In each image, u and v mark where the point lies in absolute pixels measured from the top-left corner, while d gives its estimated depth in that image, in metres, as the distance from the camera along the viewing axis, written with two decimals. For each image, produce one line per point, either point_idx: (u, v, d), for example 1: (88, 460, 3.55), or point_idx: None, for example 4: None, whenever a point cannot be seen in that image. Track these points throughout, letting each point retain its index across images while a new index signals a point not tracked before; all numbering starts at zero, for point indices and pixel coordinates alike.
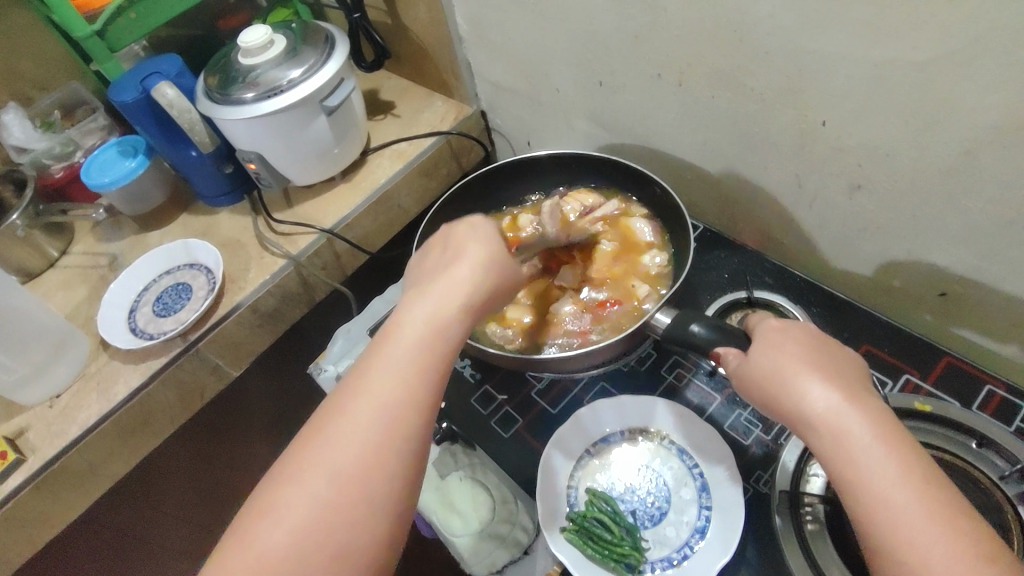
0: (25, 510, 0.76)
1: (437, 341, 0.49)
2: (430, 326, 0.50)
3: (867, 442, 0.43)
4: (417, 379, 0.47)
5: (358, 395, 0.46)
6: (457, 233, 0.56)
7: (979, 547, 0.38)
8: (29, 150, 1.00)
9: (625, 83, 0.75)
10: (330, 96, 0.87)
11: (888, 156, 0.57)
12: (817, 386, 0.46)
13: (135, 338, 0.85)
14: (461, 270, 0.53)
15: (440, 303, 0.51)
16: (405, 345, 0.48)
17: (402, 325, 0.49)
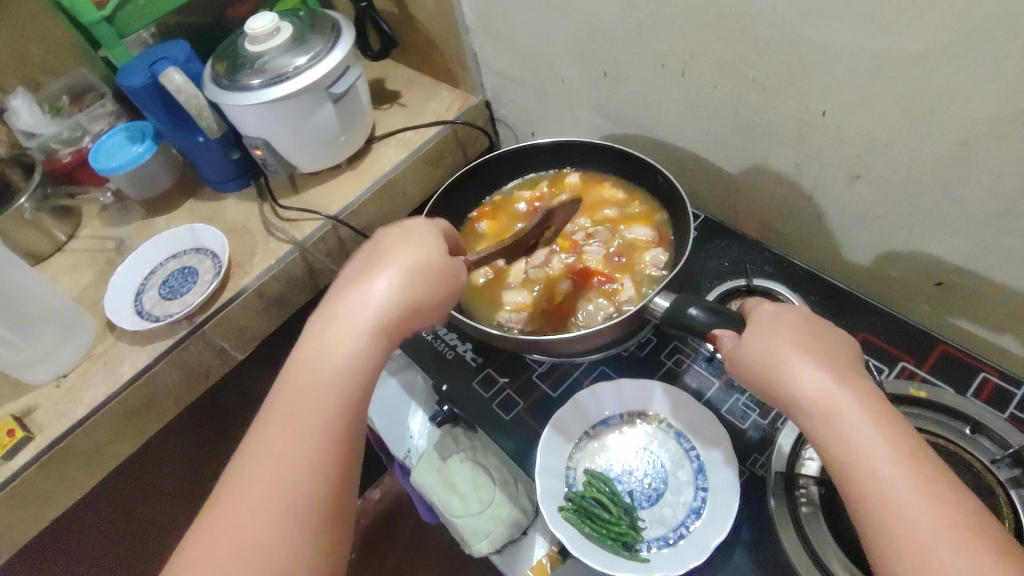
0: (32, 488, 0.78)
1: (351, 367, 0.50)
2: (352, 345, 0.51)
3: (858, 420, 0.44)
4: (334, 393, 0.49)
5: (280, 415, 0.48)
6: (381, 246, 0.57)
7: (968, 519, 0.39)
8: (37, 135, 1.01)
9: (629, 74, 0.76)
10: (337, 83, 0.87)
11: (886, 146, 0.58)
12: (808, 369, 0.47)
13: (142, 320, 0.86)
14: (391, 283, 0.53)
15: (359, 322, 0.52)
16: (325, 364, 0.50)
17: (324, 345, 0.51)
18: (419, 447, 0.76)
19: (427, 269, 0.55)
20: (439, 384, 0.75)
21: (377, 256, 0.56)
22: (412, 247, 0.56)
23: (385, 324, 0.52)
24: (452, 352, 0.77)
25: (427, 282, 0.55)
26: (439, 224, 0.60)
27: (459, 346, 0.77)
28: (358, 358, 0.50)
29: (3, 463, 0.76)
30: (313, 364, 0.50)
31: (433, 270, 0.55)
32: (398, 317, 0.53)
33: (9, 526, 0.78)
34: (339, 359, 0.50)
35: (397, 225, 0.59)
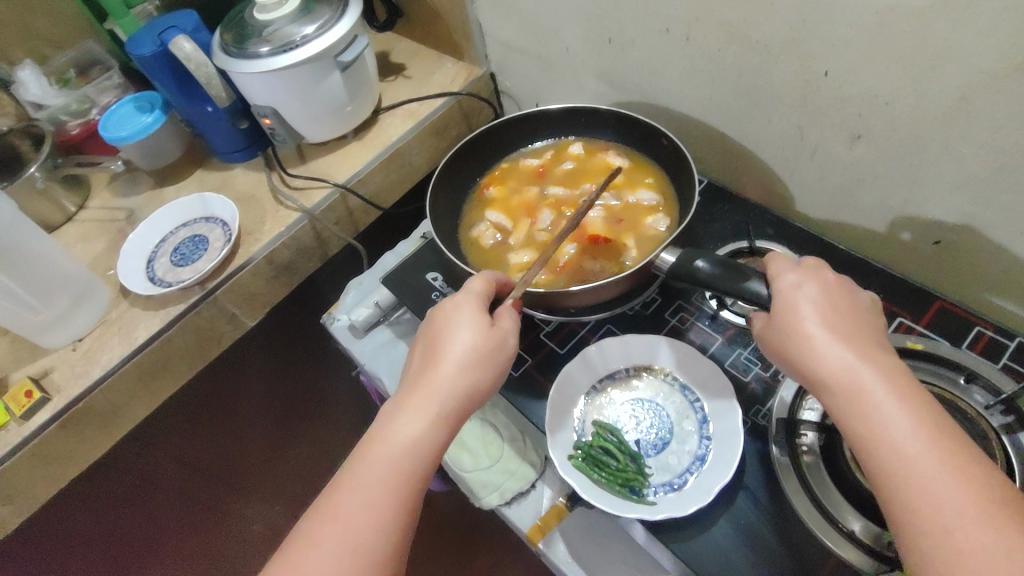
0: (51, 448, 0.79)
1: (412, 453, 0.52)
2: (412, 434, 0.52)
3: (886, 400, 0.45)
4: (396, 482, 0.50)
5: (343, 494, 0.50)
6: (435, 329, 0.59)
7: (991, 493, 0.41)
8: (45, 107, 1.02)
9: (634, 40, 0.77)
10: (345, 52, 0.88)
11: (887, 104, 0.60)
12: (834, 347, 0.49)
13: (154, 286, 0.88)
14: (449, 368, 0.55)
15: (419, 409, 0.53)
16: (387, 451, 0.52)
17: (386, 432, 0.53)
18: None
19: (482, 350, 0.56)
20: None
21: (433, 339, 0.58)
22: (467, 327, 0.57)
23: (444, 408, 0.54)
24: None
25: (483, 365, 0.56)
26: (482, 289, 0.61)
27: None
28: (420, 445, 0.52)
29: (24, 424, 0.78)
30: (379, 448, 0.52)
31: (491, 353, 0.57)
32: (455, 399, 0.54)
33: (29, 485, 0.80)
34: (402, 445, 0.52)
35: (449, 299, 0.61)
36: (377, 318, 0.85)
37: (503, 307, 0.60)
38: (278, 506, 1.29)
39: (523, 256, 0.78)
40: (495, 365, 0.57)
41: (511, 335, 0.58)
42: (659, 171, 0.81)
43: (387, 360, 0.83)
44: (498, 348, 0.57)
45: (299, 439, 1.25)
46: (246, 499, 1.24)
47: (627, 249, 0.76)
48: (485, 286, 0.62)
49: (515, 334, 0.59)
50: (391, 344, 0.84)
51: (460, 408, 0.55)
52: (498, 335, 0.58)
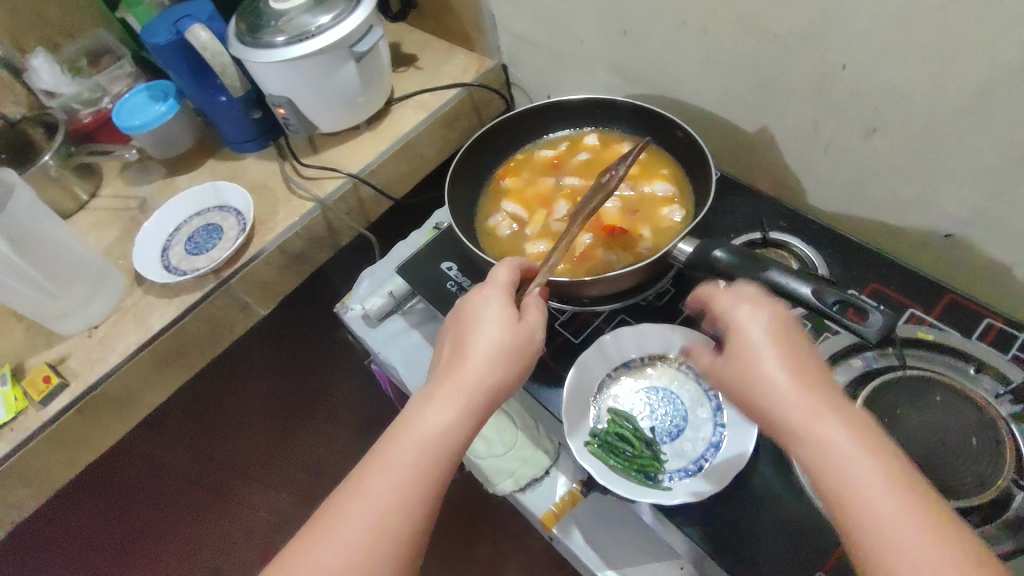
0: (69, 434, 0.80)
1: (441, 441, 0.52)
2: (442, 422, 0.53)
3: (846, 446, 0.42)
4: (423, 472, 0.50)
5: (370, 479, 0.50)
6: (465, 321, 0.59)
7: (971, 557, 0.37)
8: (57, 95, 1.03)
9: (650, 32, 0.77)
10: (360, 42, 0.89)
11: (903, 98, 0.61)
12: (793, 394, 0.45)
13: (169, 274, 0.89)
14: (479, 360, 0.55)
15: (450, 398, 0.54)
16: (417, 438, 0.52)
17: (416, 420, 0.53)
18: None
19: (511, 343, 0.57)
20: None
21: (463, 331, 0.58)
22: (496, 320, 0.58)
23: (473, 401, 0.54)
24: None
25: (514, 357, 0.57)
26: (510, 281, 0.61)
27: None
28: (448, 437, 0.52)
29: (42, 409, 0.79)
30: (406, 436, 0.52)
31: (519, 348, 0.57)
32: (483, 393, 0.55)
33: (47, 470, 0.80)
34: (431, 432, 0.52)
35: (477, 291, 0.61)
36: (391, 308, 0.86)
37: (530, 299, 0.61)
38: (283, 494, 1.31)
39: (540, 246, 0.79)
40: (522, 360, 0.57)
41: (538, 328, 0.59)
42: (673, 162, 0.81)
43: (400, 348, 0.84)
44: (525, 343, 0.58)
45: (305, 429, 1.25)
46: (255, 487, 1.24)
47: (642, 239, 0.77)
48: (511, 278, 0.62)
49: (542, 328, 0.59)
50: (404, 334, 0.85)
51: (488, 402, 0.55)
52: (525, 330, 0.58)
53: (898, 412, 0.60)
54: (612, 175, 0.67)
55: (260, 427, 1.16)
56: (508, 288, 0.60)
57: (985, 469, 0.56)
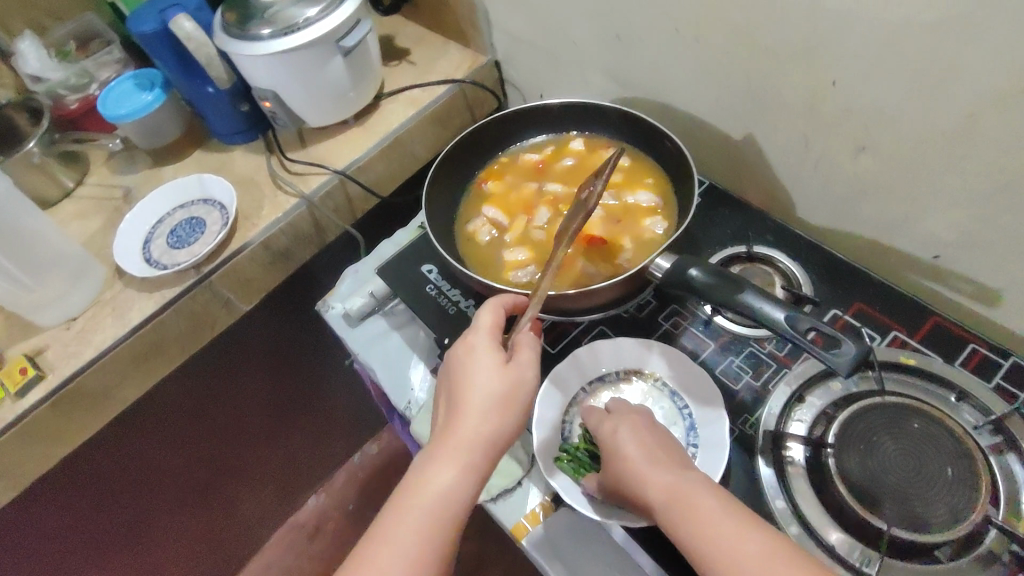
0: (43, 427, 0.80)
1: (447, 507, 0.52)
2: (447, 487, 0.52)
3: (707, 502, 0.49)
4: (433, 534, 0.51)
5: (380, 548, 0.50)
6: (455, 373, 0.59)
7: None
8: (44, 80, 1.01)
9: (641, 38, 0.75)
10: (347, 37, 0.87)
11: (893, 117, 0.59)
12: (645, 463, 0.54)
13: (150, 268, 0.88)
14: (476, 414, 0.55)
15: (452, 461, 0.53)
16: (422, 506, 0.52)
17: (420, 487, 0.53)
18: (420, 399, 0.78)
19: (506, 393, 0.57)
20: (442, 337, 0.75)
21: (455, 385, 0.58)
22: (488, 369, 0.57)
23: (475, 457, 0.54)
24: (455, 306, 0.77)
25: (511, 408, 0.56)
26: (491, 323, 0.61)
27: (462, 303, 0.77)
28: (454, 495, 0.52)
29: (16, 401, 0.79)
30: (413, 500, 0.52)
31: (514, 396, 0.57)
32: (484, 448, 0.55)
33: (21, 463, 0.80)
34: (436, 498, 0.52)
35: (464, 338, 0.60)
36: (372, 308, 0.85)
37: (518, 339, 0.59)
38: (267, 488, 1.32)
39: (518, 253, 0.78)
40: (519, 407, 0.57)
41: (529, 370, 0.58)
42: (660, 171, 0.80)
43: (378, 349, 0.82)
44: (520, 387, 0.57)
45: (289, 425, 1.25)
46: (241, 484, 1.25)
47: (622, 251, 0.76)
48: (497, 320, 0.62)
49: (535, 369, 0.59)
50: (384, 335, 0.83)
51: (490, 455, 0.55)
52: (519, 376, 0.58)
53: (874, 437, 0.58)
54: (590, 190, 0.65)
55: (243, 424, 1.15)
56: (494, 332, 0.60)
57: (958, 503, 0.54)
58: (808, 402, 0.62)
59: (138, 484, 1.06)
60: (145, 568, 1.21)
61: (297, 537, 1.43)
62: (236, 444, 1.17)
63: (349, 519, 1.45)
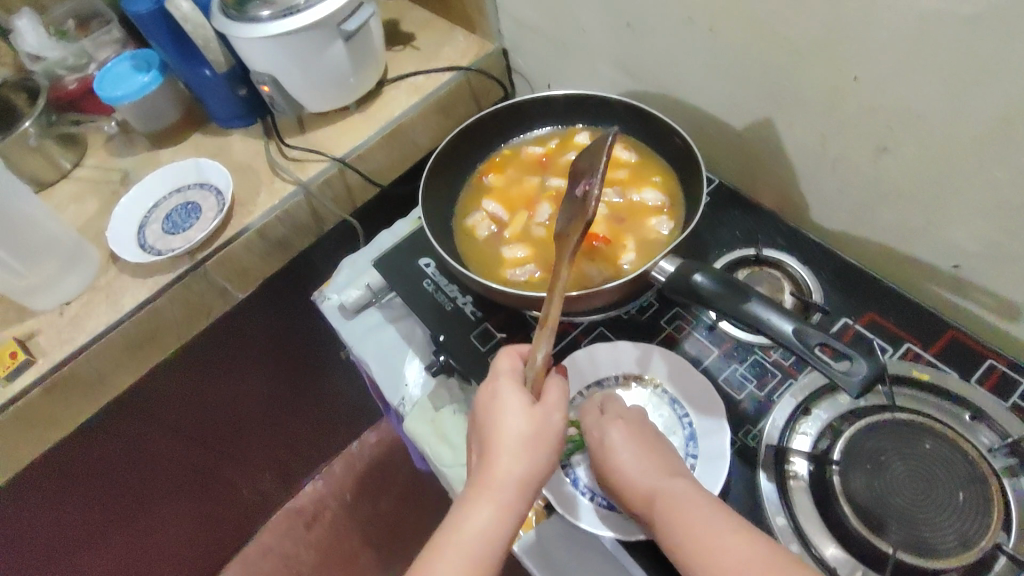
0: (35, 412, 0.79)
1: (480, 562, 0.49)
2: (479, 541, 0.50)
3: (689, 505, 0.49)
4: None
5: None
6: (482, 415, 0.56)
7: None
8: (42, 59, 0.99)
9: (654, 27, 0.72)
10: (349, 20, 0.84)
11: (919, 118, 0.55)
12: (631, 462, 0.54)
13: (144, 254, 0.86)
14: (511, 459, 0.52)
15: (484, 513, 0.51)
16: (454, 564, 0.49)
17: (452, 543, 0.50)
18: (414, 395, 0.76)
19: (536, 436, 0.53)
20: (436, 334, 0.73)
21: (483, 429, 0.55)
22: (517, 411, 0.54)
23: (512, 500, 0.52)
24: (452, 303, 0.75)
25: (542, 452, 0.53)
26: (513, 367, 0.58)
27: (459, 299, 0.75)
28: (495, 539, 0.50)
29: (7, 386, 0.77)
30: (453, 545, 0.50)
31: (547, 436, 0.54)
32: (521, 490, 0.52)
33: (12, 448, 0.79)
34: (469, 554, 0.49)
35: (491, 378, 0.57)
36: (367, 300, 0.82)
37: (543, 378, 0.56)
38: (267, 473, 1.32)
39: (517, 251, 0.75)
40: (553, 447, 0.54)
41: (558, 411, 0.55)
42: (667, 168, 0.77)
43: (373, 342, 0.80)
44: (548, 428, 0.54)
45: (287, 410, 1.23)
46: (238, 471, 1.24)
47: (624, 253, 0.73)
48: (517, 361, 0.59)
49: (562, 410, 0.56)
50: (380, 328, 0.81)
51: (527, 498, 0.52)
52: (548, 417, 0.55)
53: (882, 458, 0.55)
54: (589, 188, 0.59)
55: (241, 409, 1.13)
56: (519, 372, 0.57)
57: (968, 528, 0.52)
58: (814, 415, 0.60)
59: (137, 475, 1.05)
60: (144, 557, 1.20)
61: (293, 525, 1.41)
62: (234, 434, 1.16)
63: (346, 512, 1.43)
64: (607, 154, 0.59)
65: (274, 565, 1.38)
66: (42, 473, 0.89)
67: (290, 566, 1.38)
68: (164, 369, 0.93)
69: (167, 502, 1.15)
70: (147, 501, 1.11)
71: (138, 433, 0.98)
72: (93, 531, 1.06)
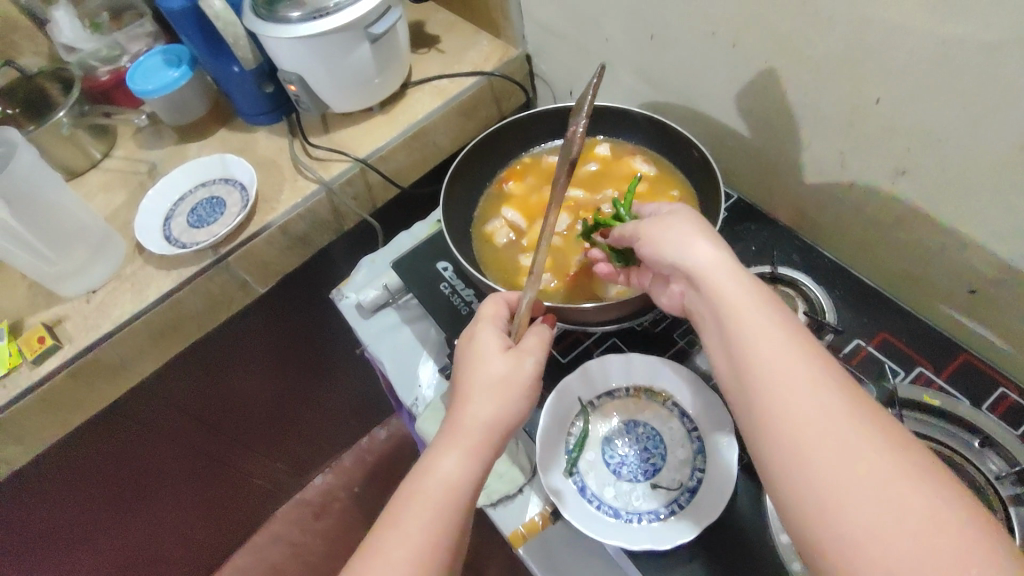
0: (58, 395, 0.81)
1: (450, 492, 0.51)
2: (451, 473, 0.52)
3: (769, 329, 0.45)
4: (444, 508, 0.50)
5: (389, 534, 0.49)
6: (461, 360, 0.59)
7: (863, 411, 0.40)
8: (77, 51, 1.02)
9: (678, 39, 0.73)
10: (376, 24, 0.85)
11: (938, 141, 0.55)
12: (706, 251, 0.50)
13: (169, 246, 0.88)
14: (479, 397, 0.55)
15: (456, 448, 0.53)
16: (425, 493, 0.51)
17: (425, 475, 0.52)
18: (427, 397, 0.77)
19: (509, 378, 0.56)
20: (451, 338, 0.74)
21: (460, 373, 0.58)
22: (492, 353, 0.57)
23: (481, 439, 0.54)
24: (467, 306, 0.76)
25: (512, 395, 0.56)
26: (495, 313, 0.61)
27: (475, 304, 0.76)
28: (463, 481, 0.52)
29: (34, 369, 0.80)
30: (420, 486, 0.51)
31: (517, 383, 0.56)
32: (489, 429, 0.54)
33: (37, 428, 0.82)
34: (444, 483, 0.51)
35: (470, 326, 0.61)
36: (385, 300, 0.84)
37: (525, 326, 0.59)
38: (279, 462, 1.34)
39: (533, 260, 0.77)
40: (522, 392, 0.56)
41: (531, 355, 0.57)
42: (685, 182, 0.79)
43: (388, 342, 0.82)
44: (519, 373, 0.56)
45: (301, 400, 1.25)
46: (248, 456, 1.25)
47: None
48: (501, 309, 0.62)
49: (538, 358, 0.58)
50: (395, 328, 0.83)
51: (496, 439, 0.55)
52: (518, 360, 0.57)
53: None
54: (574, 131, 0.60)
55: (255, 397, 1.14)
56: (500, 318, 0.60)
57: None
58: None
59: (147, 459, 1.05)
60: (153, 538, 1.22)
61: (303, 514, 1.43)
62: (241, 423, 1.16)
63: (355, 504, 1.42)
64: (591, 95, 0.60)
65: None
66: (54, 458, 0.90)
67: (299, 555, 1.35)
68: (176, 363, 0.94)
69: (177, 485, 1.16)
70: (158, 483, 1.12)
71: (152, 419, 0.99)
72: (106, 508, 1.08)
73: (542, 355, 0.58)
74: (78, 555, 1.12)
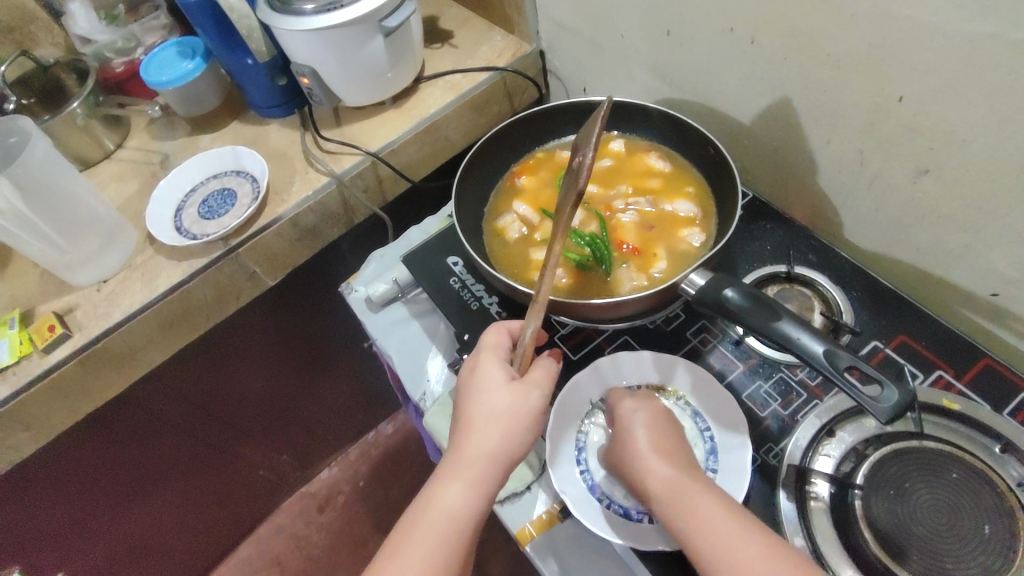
0: (69, 382, 0.81)
1: (453, 529, 0.51)
2: (453, 508, 0.52)
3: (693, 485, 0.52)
4: (447, 545, 0.51)
5: (389, 567, 0.50)
6: (465, 388, 0.58)
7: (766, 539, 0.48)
8: (93, 41, 1.03)
9: (694, 36, 0.72)
10: (390, 17, 0.85)
11: (963, 141, 0.54)
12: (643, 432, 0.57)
13: (180, 237, 0.88)
14: (483, 431, 0.54)
15: (460, 484, 0.53)
16: (429, 528, 0.51)
17: (428, 508, 0.52)
18: (435, 391, 0.76)
19: (514, 410, 0.55)
20: (461, 333, 0.73)
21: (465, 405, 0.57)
22: (495, 383, 0.56)
23: (484, 472, 0.53)
24: (477, 302, 0.76)
25: (516, 428, 0.55)
26: (499, 343, 0.60)
27: (486, 300, 0.75)
28: (465, 513, 0.52)
29: (44, 357, 0.80)
30: (424, 519, 0.52)
31: (522, 414, 0.55)
32: (492, 463, 0.54)
33: (46, 416, 0.82)
34: (446, 517, 0.51)
35: (473, 354, 0.60)
36: (394, 295, 0.83)
37: (529, 358, 0.57)
38: (284, 455, 1.35)
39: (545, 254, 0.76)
40: (528, 426, 0.55)
41: (537, 389, 0.57)
42: (699, 180, 0.78)
43: (396, 337, 0.81)
44: (524, 407, 0.55)
45: (307, 394, 1.25)
46: (251, 451, 1.26)
47: (654, 265, 0.73)
48: (503, 338, 0.61)
49: (544, 392, 0.57)
50: (404, 323, 0.82)
51: (500, 470, 0.54)
52: (523, 392, 0.56)
53: (906, 484, 0.55)
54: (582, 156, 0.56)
55: (257, 392, 1.14)
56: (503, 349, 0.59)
57: (990, 561, 0.51)
58: (839, 437, 0.59)
59: (148, 455, 1.06)
60: (155, 534, 1.23)
61: (308, 506, 1.46)
62: (243, 418, 1.16)
63: (359, 497, 1.46)
64: (602, 119, 0.57)
65: (286, 545, 1.41)
66: (55, 452, 0.90)
67: (301, 546, 1.41)
68: (180, 354, 0.94)
69: (178, 480, 1.16)
70: (159, 478, 1.12)
71: (156, 412, 0.99)
72: (113, 504, 1.09)
73: (548, 388, 0.57)
74: (85, 551, 1.13)
